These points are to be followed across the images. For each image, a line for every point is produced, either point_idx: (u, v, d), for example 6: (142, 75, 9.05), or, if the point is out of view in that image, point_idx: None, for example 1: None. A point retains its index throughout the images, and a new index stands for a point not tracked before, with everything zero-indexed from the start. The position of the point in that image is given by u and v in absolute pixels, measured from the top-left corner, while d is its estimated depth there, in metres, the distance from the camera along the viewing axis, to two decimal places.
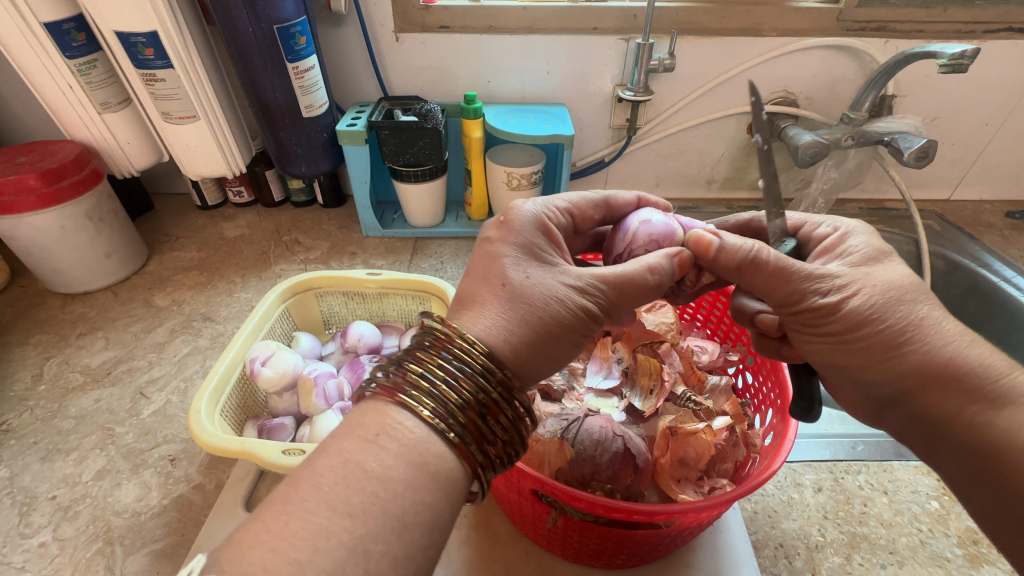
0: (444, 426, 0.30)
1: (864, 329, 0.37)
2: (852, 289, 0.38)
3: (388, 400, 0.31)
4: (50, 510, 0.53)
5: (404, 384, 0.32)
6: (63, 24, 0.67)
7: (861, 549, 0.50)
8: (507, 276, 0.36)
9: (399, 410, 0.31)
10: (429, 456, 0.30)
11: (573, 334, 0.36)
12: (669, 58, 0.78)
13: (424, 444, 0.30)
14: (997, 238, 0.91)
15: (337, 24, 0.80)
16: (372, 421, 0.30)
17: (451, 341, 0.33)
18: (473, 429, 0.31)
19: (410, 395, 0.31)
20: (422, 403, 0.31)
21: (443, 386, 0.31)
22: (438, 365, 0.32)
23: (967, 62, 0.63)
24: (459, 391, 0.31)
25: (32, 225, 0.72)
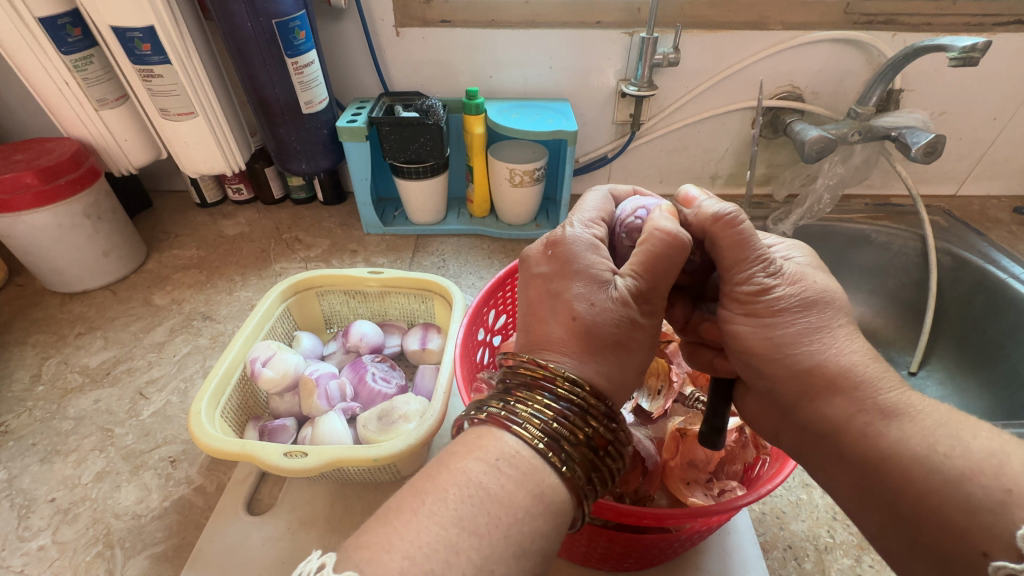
0: (559, 462, 0.30)
1: (770, 321, 0.37)
2: (784, 284, 0.37)
3: (499, 431, 0.31)
4: (49, 513, 0.53)
5: (516, 417, 0.32)
6: (58, 19, 0.65)
7: (872, 550, 0.49)
8: (576, 310, 0.35)
9: (513, 442, 0.31)
10: (546, 485, 0.30)
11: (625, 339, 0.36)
12: (674, 52, 0.77)
13: (541, 475, 0.30)
14: (1005, 234, 0.90)
15: (337, 19, 0.79)
16: (484, 448, 0.31)
17: (561, 377, 0.33)
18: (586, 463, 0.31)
19: (526, 429, 0.31)
20: (536, 435, 0.31)
21: (554, 420, 0.32)
22: (547, 398, 0.32)
23: (978, 55, 0.62)
24: (572, 426, 0.32)
25: (29, 224, 0.71)
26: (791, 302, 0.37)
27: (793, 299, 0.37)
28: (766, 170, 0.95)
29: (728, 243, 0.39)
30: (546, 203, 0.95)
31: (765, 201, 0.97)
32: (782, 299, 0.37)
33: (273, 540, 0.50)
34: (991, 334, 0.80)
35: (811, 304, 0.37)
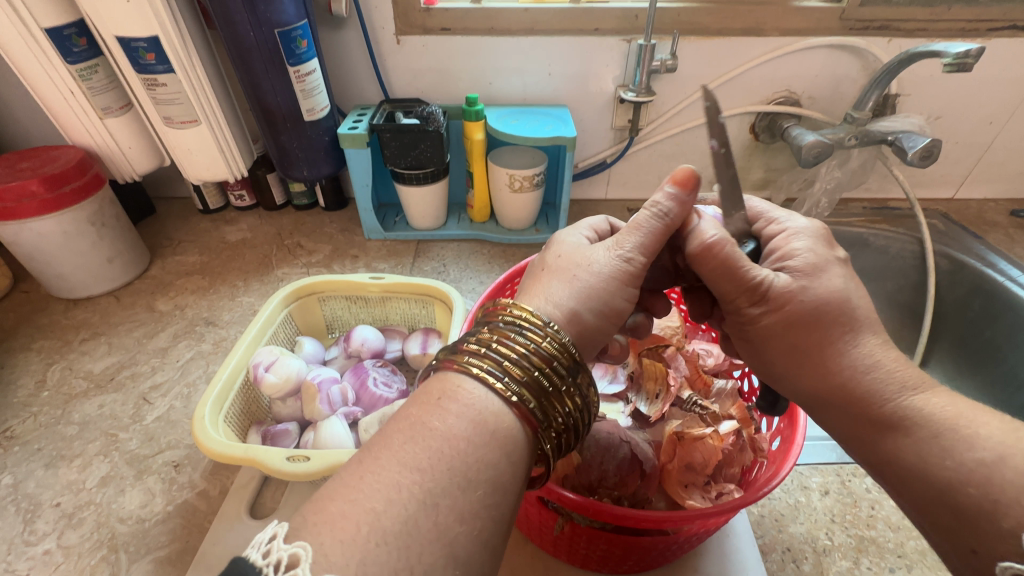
0: (505, 389, 0.30)
1: (783, 320, 0.38)
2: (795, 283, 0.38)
3: (444, 367, 0.32)
4: (54, 518, 0.53)
5: (465, 355, 0.32)
6: (64, 29, 0.66)
7: (869, 552, 0.50)
8: (545, 263, 0.40)
9: (456, 376, 0.31)
10: (486, 415, 0.30)
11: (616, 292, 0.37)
12: (671, 59, 0.78)
13: (480, 404, 0.30)
14: (1002, 237, 0.90)
15: (338, 27, 0.80)
16: (427, 385, 0.31)
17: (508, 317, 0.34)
18: (534, 393, 0.31)
19: (468, 360, 0.32)
20: (480, 366, 0.31)
21: (500, 350, 0.32)
22: (496, 331, 0.33)
23: (972, 61, 0.63)
24: (519, 356, 0.32)
25: (35, 231, 0.72)
26: (810, 302, 0.37)
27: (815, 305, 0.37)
28: (764, 175, 0.96)
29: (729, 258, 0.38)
30: (545, 208, 0.96)
31: None
32: (797, 299, 0.37)
33: None
34: (989, 337, 0.80)
35: (821, 307, 0.37)
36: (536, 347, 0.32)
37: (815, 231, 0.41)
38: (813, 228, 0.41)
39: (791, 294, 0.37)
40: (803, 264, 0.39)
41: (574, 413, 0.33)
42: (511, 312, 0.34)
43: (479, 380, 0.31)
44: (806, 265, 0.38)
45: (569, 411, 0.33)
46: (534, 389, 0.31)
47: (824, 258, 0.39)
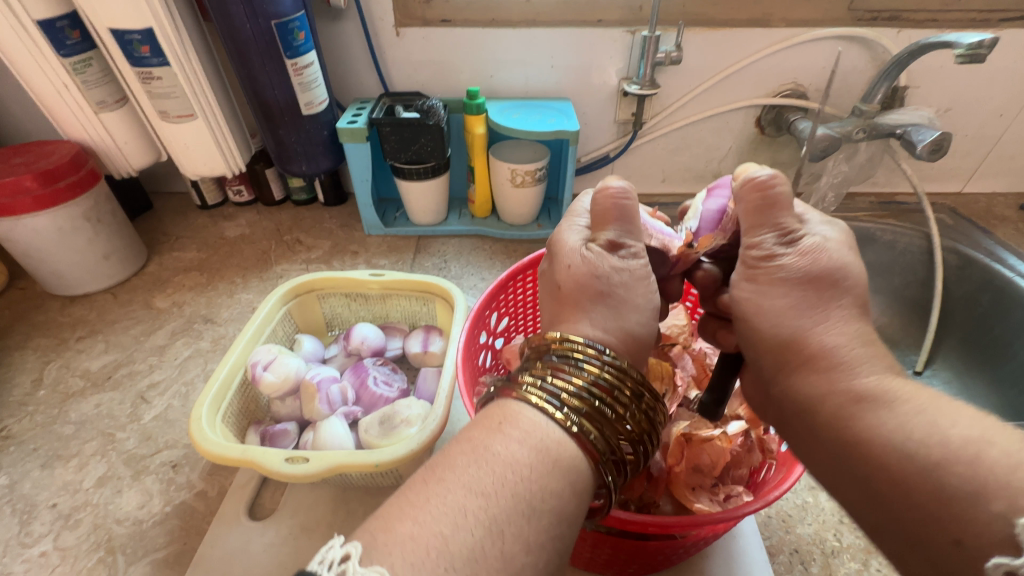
0: (565, 417, 0.30)
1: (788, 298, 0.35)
2: (782, 266, 0.35)
3: (518, 400, 0.31)
4: (50, 519, 0.53)
5: (523, 382, 0.32)
6: (57, 22, 0.65)
7: (879, 554, 0.49)
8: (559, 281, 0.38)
9: (535, 412, 0.30)
10: (565, 456, 0.29)
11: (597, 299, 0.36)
12: (676, 51, 0.76)
13: (544, 432, 0.29)
14: (1011, 232, 0.89)
15: (336, 19, 0.79)
16: (505, 419, 0.30)
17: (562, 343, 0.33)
18: (607, 433, 0.30)
19: (543, 398, 0.30)
20: (557, 405, 0.30)
21: (557, 377, 0.31)
22: (566, 365, 0.32)
23: (985, 52, 0.61)
24: (576, 382, 0.31)
25: (29, 227, 0.71)
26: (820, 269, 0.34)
27: (786, 296, 0.35)
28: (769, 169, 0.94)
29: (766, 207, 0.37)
30: (547, 203, 0.94)
31: None
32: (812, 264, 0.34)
33: (276, 545, 0.50)
34: (998, 333, 0.79)
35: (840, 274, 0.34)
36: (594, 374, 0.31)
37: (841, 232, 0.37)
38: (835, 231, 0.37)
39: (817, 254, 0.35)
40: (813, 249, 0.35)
41: (641, 449, 0.32)
42: (580, 345, 0.33)
43: (558, 420, 0.30)
44: (803, 249, 0.35)
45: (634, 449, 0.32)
46: (607, 428, 0.30)
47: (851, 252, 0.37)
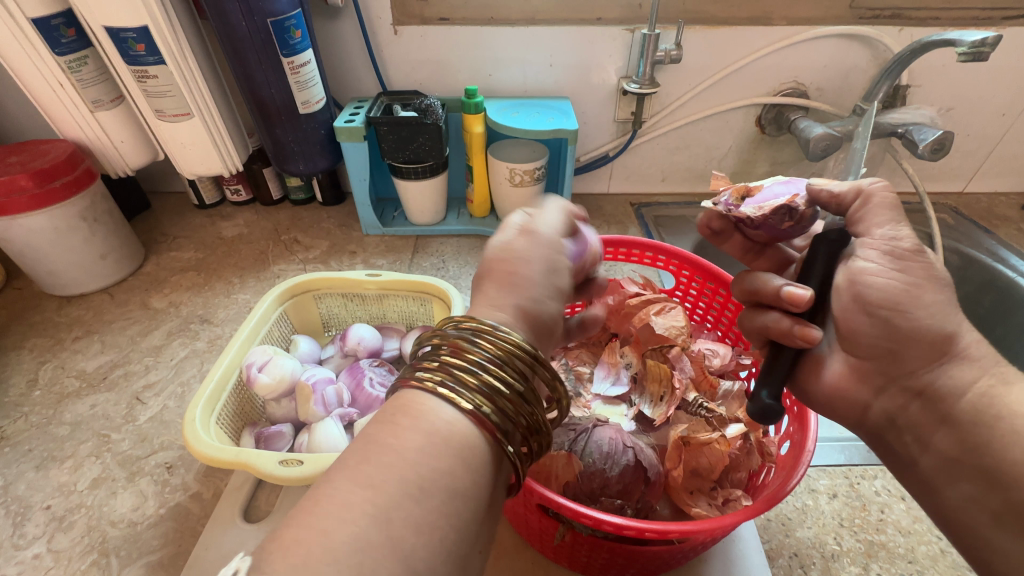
0: (485, 417, 0.29)
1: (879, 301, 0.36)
2: (885, 270, 0.36)
3: (418, 389, 0.30)
4: (44, 521, 0.52)
5: (440, 376, 0.30)
6: (52, 20, 0.65)
7: (879, 558, 0.48)
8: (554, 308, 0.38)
9: (434, 400, 0.29)
10: (466, 444, 0.28)
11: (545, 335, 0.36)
12: (676, 49, 0.75)
13: (464, 437, 0.28)
14: (1013, 232, 0.88)
15: (333, 17, 0.78)
16: (405, 410, 0.29)
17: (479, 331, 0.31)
18: (512, 413, 0.30)
19: (444, 386, 0.29)
20: (457, 390, 0.29)
21: (476, 371, 0.30)
22: (464, 347, 0.31)
23: (988, 50, 0.61)
24: (496, 378, 0.30)
25: (25, 227, 0.71)
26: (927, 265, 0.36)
27: (896, 295, 0.35)
28: (770, 168, 0.94)
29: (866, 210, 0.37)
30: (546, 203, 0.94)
31: None
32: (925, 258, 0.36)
33: None
34: (1000, 333, 0.78)
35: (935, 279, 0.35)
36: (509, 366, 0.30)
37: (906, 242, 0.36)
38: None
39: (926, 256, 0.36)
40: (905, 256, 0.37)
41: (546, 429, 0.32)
42: (480, 323, 0.32)
43: (460, 406, 0.29)
44: (913, 249, 0.36)
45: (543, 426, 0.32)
46: (512, 408, 0.30)
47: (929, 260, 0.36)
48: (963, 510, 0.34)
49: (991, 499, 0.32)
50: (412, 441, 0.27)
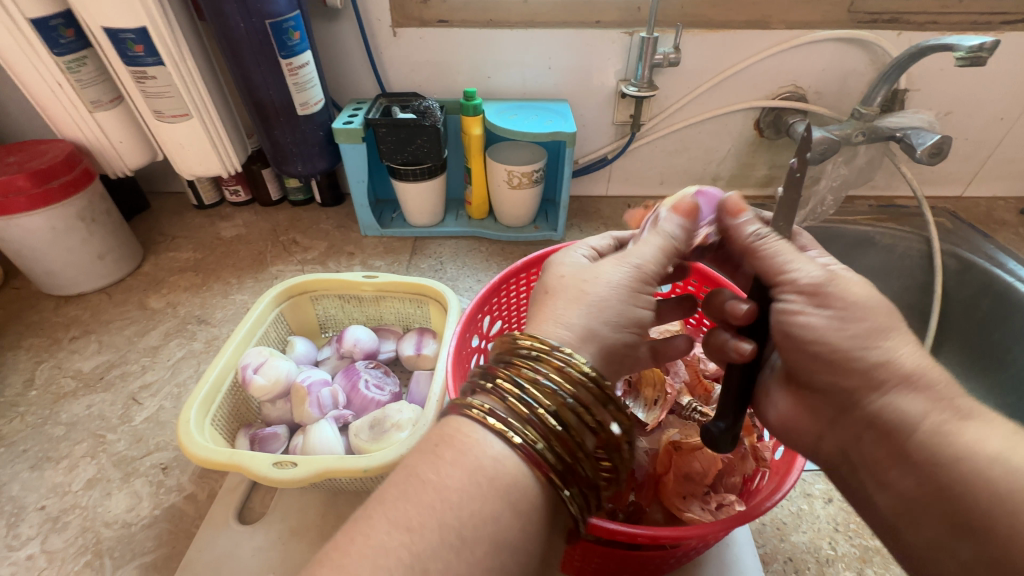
0: (541, 455, 0.29)
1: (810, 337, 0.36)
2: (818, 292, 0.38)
3: (469, 418, 0.30)
4: (38, 521, 0.52)
5: (497, 407, 0.30)
6: (51, 20, 0.65)
7: (874, 563, 0.48)
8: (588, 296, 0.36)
9: (489, 435, 0.29)
10: (515, 486, 0.28)
11: (631, 293, 0.36)
12: (674, 52, 0.76)
13: (513, 474, 0.28)
14: (1011, 236, 0.88)
15: (333, 19, 0.78)
16: (455, 440, 0.30)
17: (542, 360, 0.31)
18: (568, 452, 0.30)
19: (500, 420, 0.30)
20: (509, 426, 0.29)
21: (534, 406, 0.30)
22: (518, 375, 0.31)
23: (986, 55, 0.61)
24: (552, 416, 0.30)
25: (23, 227, 0.71)
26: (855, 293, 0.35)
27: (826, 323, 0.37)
28: (768, 171, 0.94)
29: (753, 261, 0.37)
30: (544, 205, 0.94)
31: (766, 203, 0.96)
32: (853, 289, 0.35)
33: (264, 550, 0.50)
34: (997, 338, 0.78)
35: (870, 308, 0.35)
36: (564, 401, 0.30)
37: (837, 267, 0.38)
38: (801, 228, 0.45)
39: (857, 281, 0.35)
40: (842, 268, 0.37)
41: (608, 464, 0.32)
42: (538, 349, 0.32)
43: (518, 444, 0.29)
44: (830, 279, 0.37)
45: (604, 461, 0.32)
46: (568, 447, 0.30)
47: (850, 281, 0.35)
48: (933, 558, 0.31)
49: (960, 550, 0.30)
50: (455, 479, 0.28)
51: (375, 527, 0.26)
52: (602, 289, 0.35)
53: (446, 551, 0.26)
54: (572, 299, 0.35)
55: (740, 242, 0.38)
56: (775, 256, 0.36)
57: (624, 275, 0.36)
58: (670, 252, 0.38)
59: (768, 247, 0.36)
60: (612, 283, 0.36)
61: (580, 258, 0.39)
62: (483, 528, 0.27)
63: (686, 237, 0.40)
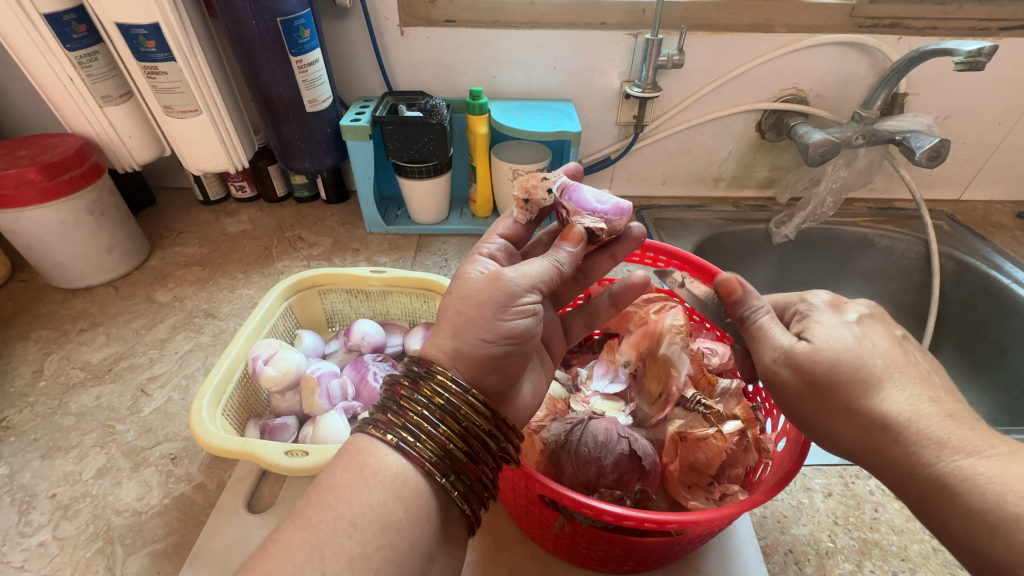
0: (418, 455, 0.32)
1: (804, 381, 0.39)
2: (827, 310, 0.43)
3: (358, 431, 0.34)
4: (50, 509, 0.53)
5: (380, 419, 0.34)
6: (64, 15, 0.65)
7: (873, 555, 0.49)
8: (468, 302, 0.37)
9: (373, 440, 0.33)
10: (402, 482, 0.32)
11: (499, 308, 0.37)
12: (678, 54, 0.76)
13: (393, 473, 0.32)
14: (1008, 239, 0.89)
15: (341, 18, 0.79)
16: (347, 450, 0.33)
17: (423, 382, 0.34)
18: (447, 450, 0.33)
19: (382, 429, 0.33)
20: (385, 429, 0.33)
21: (408, 413, 0.33)
22: (396, 388, 0.35)
23: (984, 60, 0.62)
24: (428, 421, 0.33)
25: (32, 220, 0.71)
26: (817, 368, 0.38)
27: (834, 355, 0.38)
28: (769, 173, 0.95)
29: (753, 333, 0.43)
30: None
31: (767, 204, 0.97)
32: (805, 372, 0.39)
33: None
34: (994, 339, 0.81)
35: (836, 363, 0.38)
36: (434, 408, 0.34)
37: (824, 302, 0.44)
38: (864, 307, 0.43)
39: (806, 359, 0.39)
40: (823, 337, 0.39)
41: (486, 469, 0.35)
42: (410, 366, 0.35)
43: (398, 445, 0.32)
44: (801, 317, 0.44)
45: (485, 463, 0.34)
46: (447, 447, 0.33)
47: (835, 322, 0.41)
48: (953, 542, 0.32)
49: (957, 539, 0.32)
50: (347, 480, 0.31)
51: None
52: (471, 306, 0.37)
53: None
54: (448, 322, 0.37)
55: (735, 315, 0.45)
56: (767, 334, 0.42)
57: (493, 290, 0.37)
58: (551, 275, 0.40)
59: (772, 332, 0.42)
60: (480, 298, 0.37)
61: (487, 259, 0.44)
62: None
63: (576, 261, 0.42)
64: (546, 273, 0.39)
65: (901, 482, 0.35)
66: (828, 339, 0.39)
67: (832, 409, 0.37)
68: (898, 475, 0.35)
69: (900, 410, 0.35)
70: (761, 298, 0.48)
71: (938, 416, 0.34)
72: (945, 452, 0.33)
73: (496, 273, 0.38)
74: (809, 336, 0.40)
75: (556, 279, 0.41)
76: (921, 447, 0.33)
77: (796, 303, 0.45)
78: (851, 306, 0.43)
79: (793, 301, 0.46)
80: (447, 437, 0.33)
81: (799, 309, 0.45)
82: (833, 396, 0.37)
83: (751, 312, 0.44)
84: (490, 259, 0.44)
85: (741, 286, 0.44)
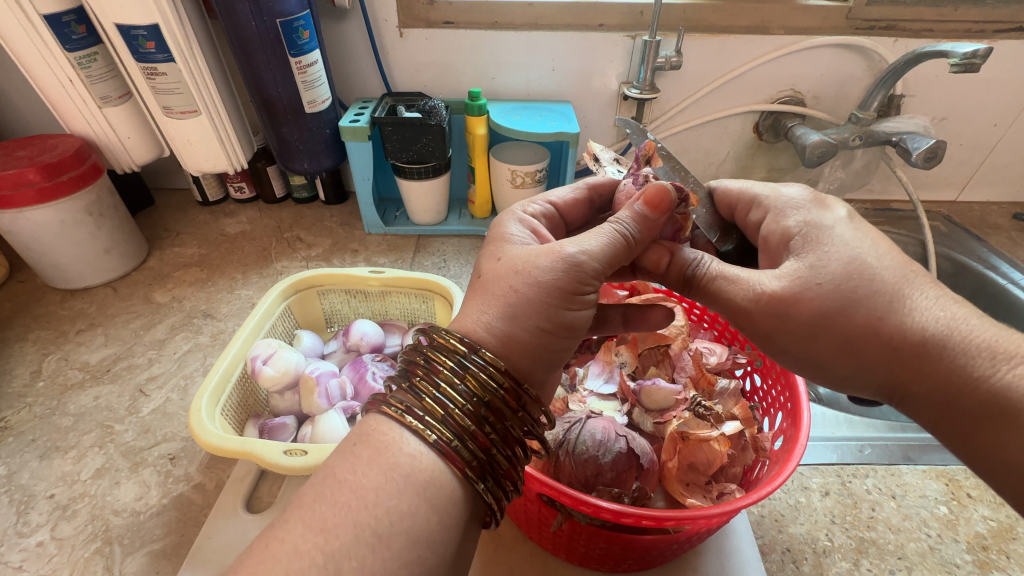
0: (454, 453, 0.30)
1: (813, 316, 0.36)
2: (801, 208, 0.40)
3: (386, 417, 0.32)
4: (48, 509, 0.53)
5: (415, 407, 0.32)
6: (63, 16, 0.65)
7: (869, 554, 0.49)
8: (516, 281, 0.35)
9: (406, 433, 0.31)
10: (431, 482, 0.30)
11: (563, 298, 0.35)
12: (676, 56, 0.77)
13: (422, 470, 0.30)
14: (1005, 240, 0.90)
15: (340, 19, 0.79)
16: (372, 438, 0.31)
17: (466, 369, 0.32)
18: (482, 450, 0.31)
19: (417, 419, 0.31)
20: (425, 425, 0.31)
21: (445, 401, 0.32)
22: (435, 369, 0.33)
23: (979, 62, 0.62)
24: (467, 415, 0.31)
25: (31, 221, 0.71)
26: (815, 296, 0.36)
27: (837, 279, 0.36)
28: (767, 174, 0.95)
29: (707, 285, 0.40)
30: None
31: None
32: (802, 303, 0.36)
33: None
34: None
35: (846, 287, 0.35)
36: (475, 399, 0.32)
37: (802, 197, 0.41)
38: (800, 188, 0.42)
39: (802, 290, 0.36)
40: (814, 251, 0.37)
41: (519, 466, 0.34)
42: (457, 343, 0.33)
43: (435, 443, 0.30)
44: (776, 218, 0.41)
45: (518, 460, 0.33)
46: (483, 445, 0.31)
47: (820, 220, 0.39)
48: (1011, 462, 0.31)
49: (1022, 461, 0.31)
50: (371, 479, 0.29)
51: (299, 526, 0.28)
52: (529, 287, 0.35)
53: (363, 548, 0.27)
54: (495, 295, 0.35)
55: (678, 278, 0.42)
56: (730, 280, 0.39)
57: (554, 265, 0.35)
58: (616, 246, 0.38)
59: (729, 273, 0.39)
60: (541, 282, 0.35)
61: (524, 236, 0.41)
62: (403, 526, 0.28)
63: (641, 227, 0.39)
64: (609, 246, 0.37)
65: (940, 400, 0.34)
66: (818, 254, 0.37)
67: (858, 340, 0.35)
68: (935, 393, 0.34)
69: (937, 318, 0.34)
70: (721, 199, 0.46)
71: (974, 320, 0.34)
72: (997, 362, 0.32)
73: (557, 250, 0.36)
74: (798, 253, 0.38)
75: (621, 250, 0.38)
76: (971, 358, 0.33)
77: (763, 198, 0.42)
78: (834, 201, 0.40)
79: (763, 195, 0.43)
80: (486, 436, 0.31)
81: (772, 206, 0.42)
82: (849, 324, 0.35)
83: (695, 265, 0.41)
84: (536, 209, 0.46)
85: (667, 255, 0.42)
